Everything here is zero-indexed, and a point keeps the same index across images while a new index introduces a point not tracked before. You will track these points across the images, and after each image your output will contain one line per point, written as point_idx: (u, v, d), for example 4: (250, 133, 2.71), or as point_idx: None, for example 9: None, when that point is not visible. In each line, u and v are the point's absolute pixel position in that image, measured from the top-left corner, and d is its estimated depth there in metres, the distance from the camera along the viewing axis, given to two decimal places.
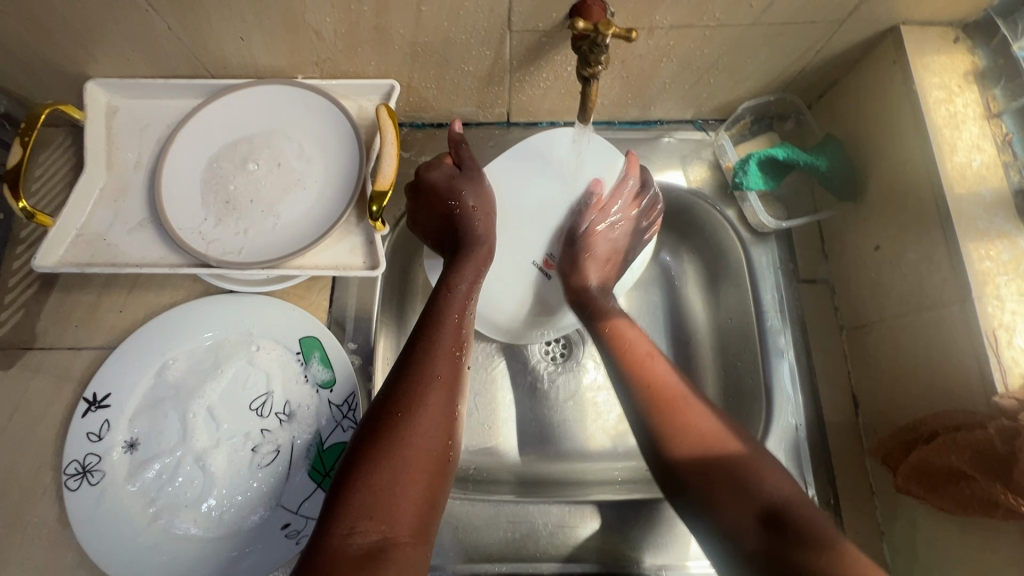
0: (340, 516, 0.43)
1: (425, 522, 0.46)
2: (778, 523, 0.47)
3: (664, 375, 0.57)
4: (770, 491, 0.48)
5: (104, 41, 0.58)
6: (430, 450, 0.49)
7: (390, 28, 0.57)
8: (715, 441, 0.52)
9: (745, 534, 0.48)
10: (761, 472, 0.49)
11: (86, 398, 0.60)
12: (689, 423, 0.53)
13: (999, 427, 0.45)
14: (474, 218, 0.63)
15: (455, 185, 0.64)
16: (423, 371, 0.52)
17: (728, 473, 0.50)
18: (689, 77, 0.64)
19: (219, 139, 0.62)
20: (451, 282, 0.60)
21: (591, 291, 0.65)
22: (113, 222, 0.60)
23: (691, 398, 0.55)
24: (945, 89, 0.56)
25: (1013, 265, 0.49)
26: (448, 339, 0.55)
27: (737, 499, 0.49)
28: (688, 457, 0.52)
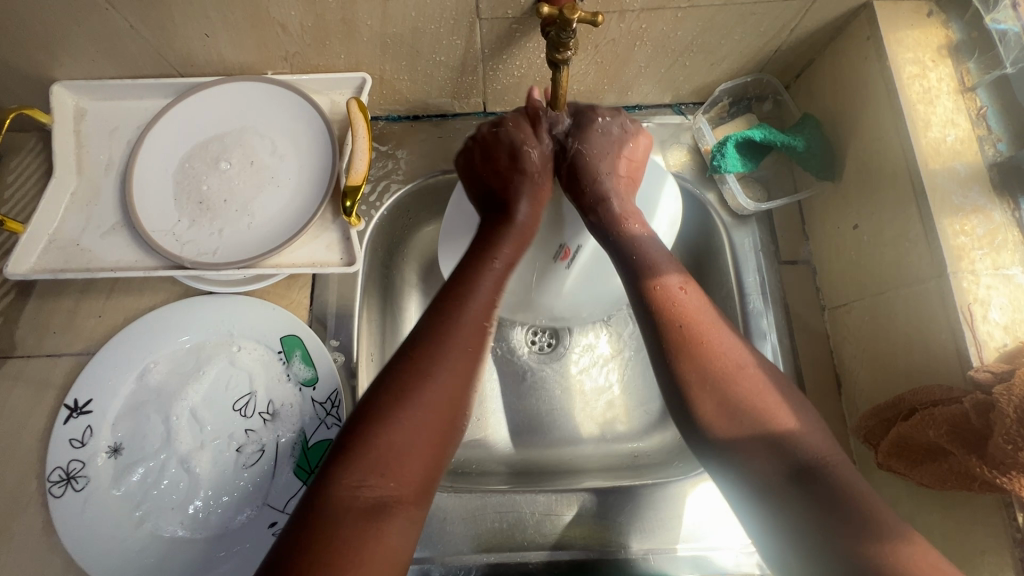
0: (348, 468, 0.42)
1: (429, 483, 0.45)
2: (813, 480, 0.44)
3: (704, 313, 0.52)
4: (805, 451, 0.45)
5: (67, 42, 0.57)
6: (447, 413, 0.47)
7: (357, 20, 0.56)
8: (744, 388, 0.48)
9: (774, 486, 0.45)
10: (803, 432, 0.46)
11: (67, 404, 0.60)
12: (731, 379, 0.48)
13: (974, 401, 0.45)
14: (522, 198, 0.60)
15: (524, 147, 0.60)
16: (448, 335, 0.50)
17: (767, 434, 0.46)
18: (665, 60, 0.63)
19: (190, 139, 0.62)
20: (491, 253, 0.57)
21: (611, 211, 0.59)
22: (86, 226, 0.59)
23: (728, 352, 0.50)
24: (919, 64, 0.55)
25: (988, 239, 0.49)
26: (477, 308, 0.52)
27: (773, 458, 0.45)
28: (737, 426, 0.47)
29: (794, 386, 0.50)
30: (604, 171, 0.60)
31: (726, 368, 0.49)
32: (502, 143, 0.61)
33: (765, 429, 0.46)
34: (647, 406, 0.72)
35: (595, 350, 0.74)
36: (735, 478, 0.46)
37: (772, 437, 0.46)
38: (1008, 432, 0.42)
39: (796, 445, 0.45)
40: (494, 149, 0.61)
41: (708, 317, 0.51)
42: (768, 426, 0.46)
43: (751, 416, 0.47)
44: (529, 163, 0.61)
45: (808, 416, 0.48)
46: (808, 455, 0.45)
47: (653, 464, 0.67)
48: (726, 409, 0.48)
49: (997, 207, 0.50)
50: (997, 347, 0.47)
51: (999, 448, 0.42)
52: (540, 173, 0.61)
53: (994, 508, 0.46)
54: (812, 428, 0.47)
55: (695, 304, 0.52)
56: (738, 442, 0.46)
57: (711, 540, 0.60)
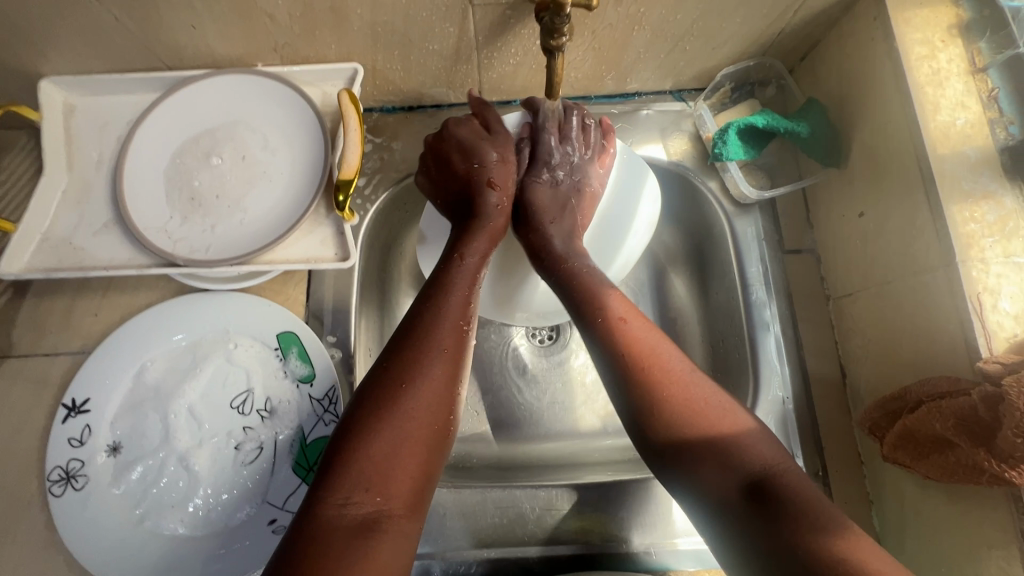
0: (333, 488, 0.42)
1: (421, 494, 0.45)
2: (770, 497, 0.40)
3: (646, 332, 0.50)
4: (754, 461, 0.42)
5: (53, 37, 0.56)
6: (431, 422, 0.47)
7: (347, 9, 0.54)
8: (676, 401, 0.45)
9: (731, 504, 0.41)
10: (743, 437, 0.43)
11: (65, 403, 0.60)
12: (663, 384, 0.46)
13: (982, 393, 0.44)
14: (491, 189, 0.61)
15: (480, 147, 0.63)
16: (429, 342, 0.50)
17: (714, 451, 0.43)
18: (664, 46, 0.61)
19: (180, 134, 0.61)
20: (462, 252, 0.58)
21: (552, 250, 0.59)
22: (79, 224, 0.59)
23: (682, 367, 0.48)
24: (928, 45, 0.53)
25: (999, 226, 0.48)
26: (455, 311, 0.53)
27: (723, 472, 0.42)
28: (694, 437, 0.44)
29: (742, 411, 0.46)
30: (549, 219, 0.62)
31: (682, 376, 0.46)
32: (454, 146, 0.63)
33: (715, 447, 0.43)
34: None
35: None
36: (688, 492, 0.43)
37: (715, 449, 0.43)
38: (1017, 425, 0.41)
39: (737, 449, 0.43)
40: (448, 153, 0.63)
41: (644, 339, 0.50)
42: (715, 438, 0.43)
43: (690, 450, 0.44)
44: (485, 160, 0.62)
45: (748, 425, 0.44)
46: (754, 466, 0.42)
47: None
48: (665, 416, 0.45)
49: (1009, 192, 0.49)
50: (1007, 338, 0.46)
51: (1008, 441, 0.42)
52: (502, 167, 0.63)
53: (1003, 502, 0.45)
54: (770, 443, 0.44)
55: (643, 326, 0.51)
56: (689, 456, 0.44)
57: None
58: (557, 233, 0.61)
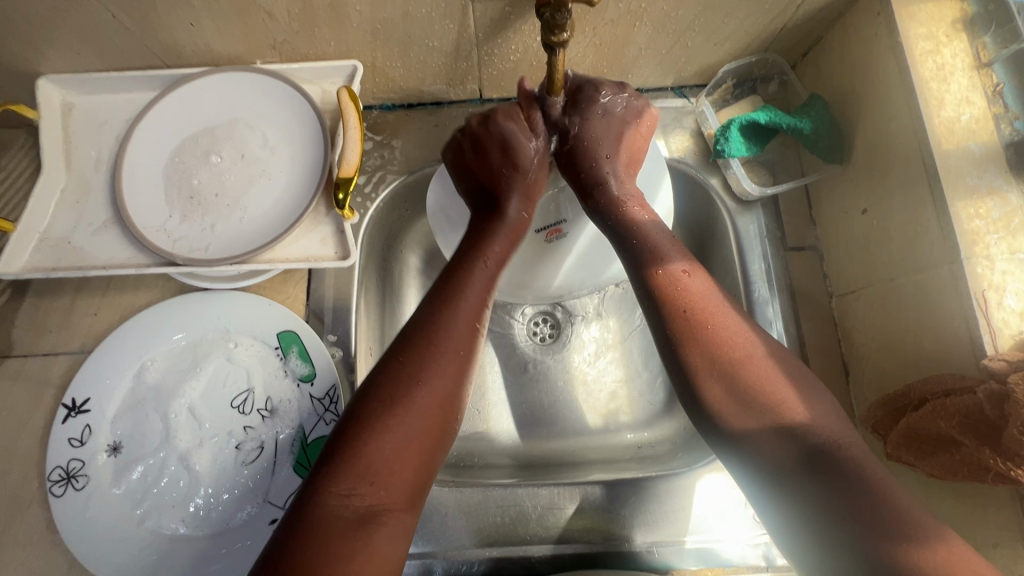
0: (338, 478, 0.42)
1: (421, 488, 0.45)
2: (829, 467, 0.42)
3: (715, 307, 0.50)
4: (817, 432, 0.43)
5: (50, 35, 0.55)
6: (436, 421, 0.47)
7: (346, 5, 0.54)
8: (731, 372, 0.46)
9: (793, 475, 0.42)
10: (796, 403, 0.45)
11: (65, 404, 0.59)
12: (721, 359, 0.47)
13: (988, 391, 0.43)
14: (512, 194, 0.60)
15: (522, 147, 0.60)
16: (440, 339, 0.50)
17: (779, 422, 0.44)
18: (666, 41, 0.61)
19: (179, 133, 0.60)
20: (482, 251, 0.57)
21: (610, 193, 0.58)
22: (77, 224, 0.59)
23: (737, 333, 0.49)
24: (932, 40, 0.53)
25: (1004, 222, 0.47)
26: (468, 309, 0.52)
27: (781, 441, 0.44)
28: (753, 424, 0.45)
29: (795, 359, 0.48)
30: (604, 154, 0.60)
31: (732, 348, 0.48)
32: (496, 138, 0.60)
33: (771, 407, 0.45)
34: (651, 396, 0.71)
35: (598, 340, 0.73)
36: (745, 460, 0.45)
37: (786, 431, 0.44)
38: None
39: (790, 416, 0.44)
40: (488, 145, 0.61)
41: (711, 306, 0.50)
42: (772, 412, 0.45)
43: (750, 412, 0.45)
44: (519, 164, 0.60)
45: (797, 390, 0.46)
46: (820, 437, 0.43)
47: (657, 454, 0.66)
48: (735, 389, 0.46)
49: (1015, 188, 0.48)
50: (1012, 335, 0.45)
51: (1014, 440, 0.41)
52: (536, 171, 0.62)
53: (1008, 500, 0.45)
54: (823, 409, 0.45)
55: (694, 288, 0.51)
56: (755, 434, 0.45)
57: (716, 533, 0.59)
58: (611, 172, 0.59)
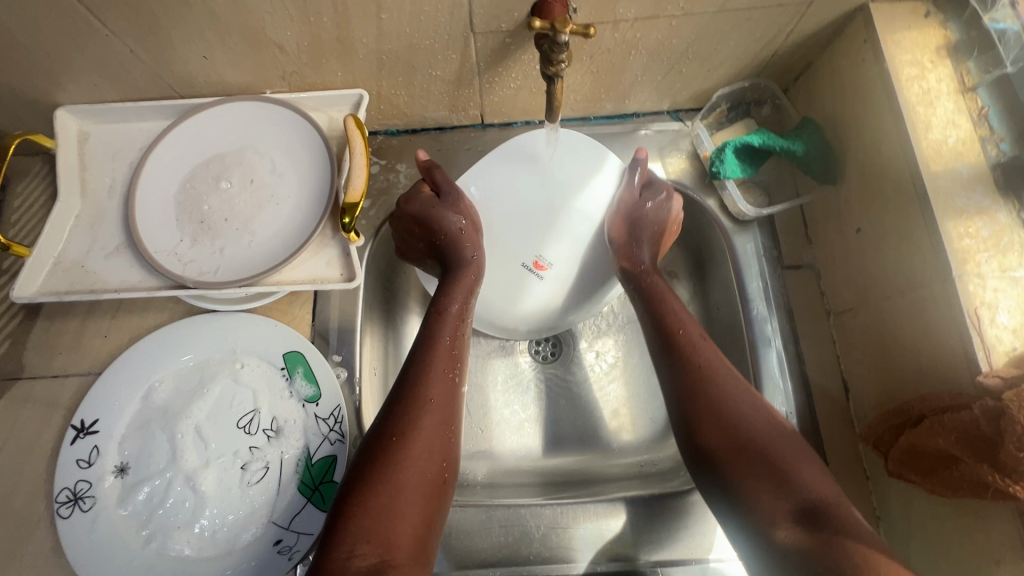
0: (338, 541, 0.44)
1: (424, 542, 0.46)
2: (818, 520, 0.44)
3: (712, 358, 0.56)
4: (809, 488, 0.46)
5: (70, 69, 0.58)
6: (426, 471, 0.49)
7: (353, 38, 0.56)
8: (715, 422, 0.51)
9: (778, 523, 0.46)
10: (797, 466, 0.48)
11: (74, 425, 0.60)
12: (720, 397, 0.52)
13: (984, 407, 0.44)
14: (463, 244, 0.62)
15: (435, 215, 0.62)
16: (416, 397, 0.52)
17: (766, 467, 0.48)
18: (661, 68, 0.63)
19: (191, 160, 0.62)
20: (442, 305, 0.60)
21: (642, 262, 0.64)
22: (90, 248, 0.60)
23: (732, 381, 0.53)
24: (917, 65, 0.55)
25: (993, 241, 0.48)
26: (440, 362, 0.55)
27: (777, 494, 0.47)
28: (723, 447, 0.50)
29: (799, 433, 0.51)
30: (646, 240, 0.64)
31: (714, 373, 0.54)
32: (410, 218, 0.63)
33: (770, 466, 0.48)
34: (652, 415, 0.71)
35: (600, 359, 0.74)
36: (736, 511, 0.48)
37: (768, 468, 0.48)
38: (1019, 439, 0.41)
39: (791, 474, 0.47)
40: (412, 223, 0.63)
41: (717, 372, 0.54)
42: (768, 459, 0.48)
43: (741, 466, 0.49)
44: (444, 226, 0.62)
45: (800, 454, 0.49)
46: (811, 494, 0.46)
47: (659, 473, 0.67)
48: (724, 430, 0.51)
49: (1003, 208, 0.50)
50: (1006, 351, 0.46)
51: (1011, 455, 0.42)
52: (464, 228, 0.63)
53: (1008, 516, 0.45)
54: (824, 477, 0.48)
55: (713, 355, 0.56)
56: (743, 478, 0.48)
57: (720, 551, 0.59)
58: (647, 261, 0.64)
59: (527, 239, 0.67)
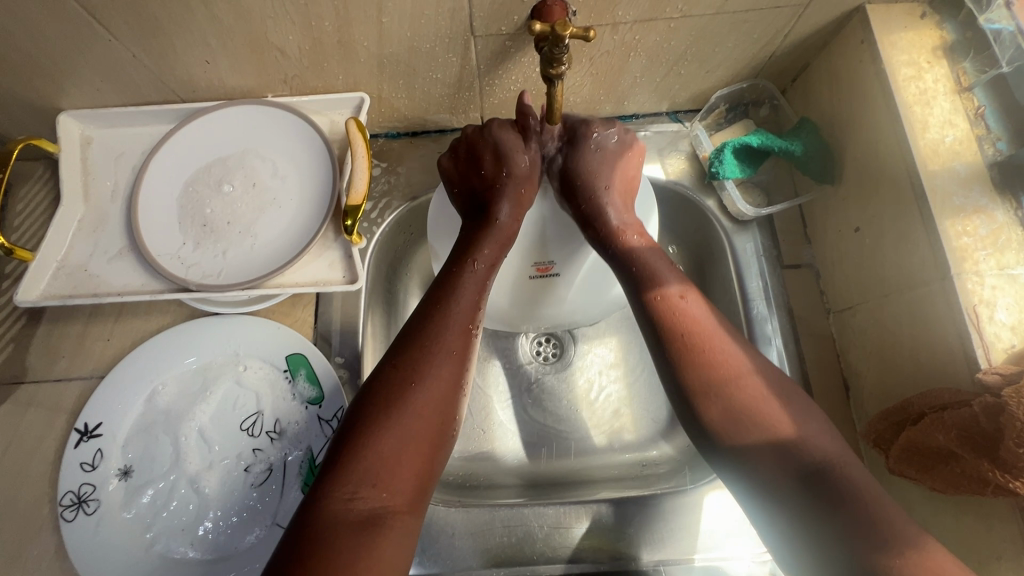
0: (339, 482, 0.44)
1: (422, 491, 0.47)
2: (822, 483, 0.45)
3: (704, 318, 0.53)
4: (813, 451, 0.47)
5: (73, 74, 0.58)
6: (432, 422, 0.48)
7: (354, 42, 0.57)
8: (732, 398, 0.49)
9: (780, 487, 0.46)
10: (804, 433, 0.47)
11: (78, 428, 0.60)
12: (722, 379, 0.50)
13: (983, 404, 0.44)
14: (505, 197, 0.59)
15: (515, 155, 0.60)
16: (434, 345, 0.51)
17: (771, 439, 0.47)
18: (660, 70, 0.63)
19: (194, 164, 0.63)
20: (475, 255, 0.57)
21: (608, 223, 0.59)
22: (94, 252, 0.60)
23: (729, 349, 0.51)
24: (914, 66, 0.55)
25: (991, 239, 0.49)
26: (464, 313, 0.54)
27: (779, 459, 0.47)
28: (734, 426, 0.48)
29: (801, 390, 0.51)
30: (602, 186, 0.60)
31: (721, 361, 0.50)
32: (489, 146, 0.61)
33: (779, 438, 0.47)
34: (654, 414, 0.71)
35: (601, 359, 0.74)
36: (738, 470, 0.48)
37: (774, 440, 0.47)
38: (1018, 435, 0.41)
39: (799, 445, 0.47)
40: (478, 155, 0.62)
41: (716, 334, 0.52)
42: (774, 430, 0.47)
43: (743, 432, 0.48)
44: (513, 168, 0.60)
45: (802, 414, 0.49)
46: (816, 460, 0.46)
47: (661, 472, 0.67)
48: (727, 407, 0.49)
49: (1000, 207, 0.50)
50: (1005, 348, 0.46)
51: (1010, 452, 0.42)
52: (526, 177, 0.61)
53: (1009, 512, 0.45)
54: (825, 436, 0.48)
55: (704, 315, 0.53)
56: (749, 446, 0.48)
57: (722, 549, 0.59)
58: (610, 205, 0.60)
59: (529, 242, 0.62)
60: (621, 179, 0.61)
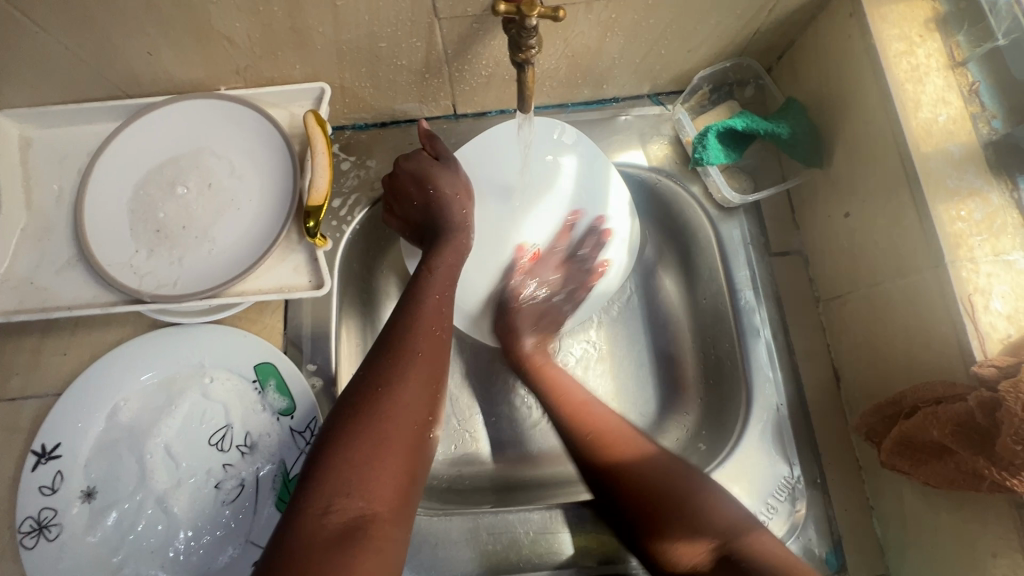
0: (313, 496, 0.41)
1: (405, 497, 0.44)
2: (733, 564, 0.46)
3: (593, 400, 0.59)
4: (718, 522, 0.49)
5: (4, 71, 0.54)
6: (409, 424, 0.46)
7: (308, 28, 0.52)
8: (635, 469, 0.53)
9: (703, 572, 0.47)
10: (706, 496, 0.50)
11: (35, 450, 0.57)
12: (625, 475, 0.53)
13: (979, 398, 0.42)
14: (452, 206, 0.61)
15: (434, 174, 0.60)
16: (403, 347, 0.50)
17: (679, 517, 0.50)
18: (638, 51, 0.60)
19: (143, 165, 0.58)
20: (430, 264, 0.58)
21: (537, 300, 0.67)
22: (39, 263, 0.56)
23: (618, 429, 0.56)
24: (905, 40, 0.52)
25: (986, 224, 0.46)
26: (429, 314, 0.54)
27: (693, 542, 0.48)
28: (648, 504, 0.51)
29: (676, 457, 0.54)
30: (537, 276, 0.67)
31: (609, 436, 0.55)
32: (408, 179, 0.61)
33: (682, 529, 0.49)
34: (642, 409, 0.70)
35: None
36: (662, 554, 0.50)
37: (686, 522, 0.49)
38: (1016, 432, 0.40)
39: (707, 515, 0.49)
40: (404, 188, 0.61)
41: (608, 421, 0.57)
42: (680, 498, 0.50)
43: (641, 516, 0.51)
44: (441, 187, 0.60)
45: (695, 477, 0.52)
46: (720, 533, 0.48)
47: None
48: (631, 492, 0.52)
49: (995, 189, 0.48)
50: (1001, 339, 0.44)
51: (1007, 448, 0.40)
52: (458, 192, 0.61)
53: (1006, 508, 0.44)
54: (729, 504, 0.51)
55: (578, 399, 0.59)
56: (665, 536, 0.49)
57: None
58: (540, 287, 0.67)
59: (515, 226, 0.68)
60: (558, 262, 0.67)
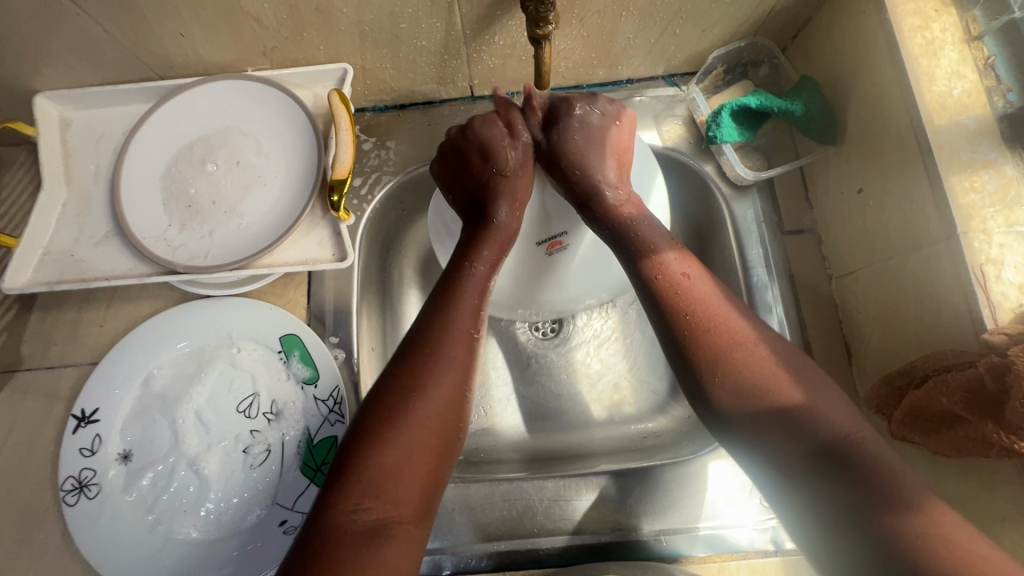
0: (344, 494, 0.43)
1: (429, 501, 0.46)
2: (840, 462, 0.42)
3: (710, 295, 0.50)
4: (827, 430, 0.44)
5: (46, 54, 0.56)
6: (438, 430, 0.47)
7: (332, 8, 0.54)
8: (749, 372, 0.46)
9: (799, 471, 0.43)
10: (817, 405, 0.45)
11: (75, 414, 0.60)
12: (735, 362, 0.47)
13: (988, 364, 0.43)
14: (501, 198, 0.58)
15: (497, 147, 0.59)
16: (437, 349, 0.50)
17: (779, 410, 0.45)
18: (653, 30, 0.61)
19: (175, 143, 0.61)
20: (471, 258, 0.56)
21: (604, 199, 0.56)
22: (79, 237, 0.59)
23: (716, 298, 0.50)
24: (921, 15, 0.53)
25: (1000, 196, 0.47)
26: (464, 318, 0.52)
27: (793, 438, 0.44)
28: (742, 405, 0.46)
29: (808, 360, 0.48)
30: (594, 164, 0.58)
31: (724, 323, 0.48)
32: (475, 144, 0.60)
33: (791, 413, 0.45)
34: (655, 386, 0.71)
35: (600, 332, 0.73)
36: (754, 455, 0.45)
37: (782, 412, 0.45)
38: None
39: (811, 418, 0.44)
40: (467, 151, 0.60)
41: (724, 311, 0.49)
42: (778, 399, 0.45)
43: (772, 408, 0.45)
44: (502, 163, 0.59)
45: (813, 384, 0.46)
46: (829, 433, 0.44)
47: (661, 444, 0.66)
48: (740, 381, 0.46)
49: (1010, 161, 0.48)
50: (1013, 308, 0.45)
51: (1016, 413, 0.41)
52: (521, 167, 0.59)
53: (1013, 476, 0.44)
54: (838, 412, 0.45)
55: (709, 293, 0.50)
56: (756, 420, 0.45)
57: (724, 518, 0.59)
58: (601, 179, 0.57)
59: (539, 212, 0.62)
60: (612, 151, 0.59)
